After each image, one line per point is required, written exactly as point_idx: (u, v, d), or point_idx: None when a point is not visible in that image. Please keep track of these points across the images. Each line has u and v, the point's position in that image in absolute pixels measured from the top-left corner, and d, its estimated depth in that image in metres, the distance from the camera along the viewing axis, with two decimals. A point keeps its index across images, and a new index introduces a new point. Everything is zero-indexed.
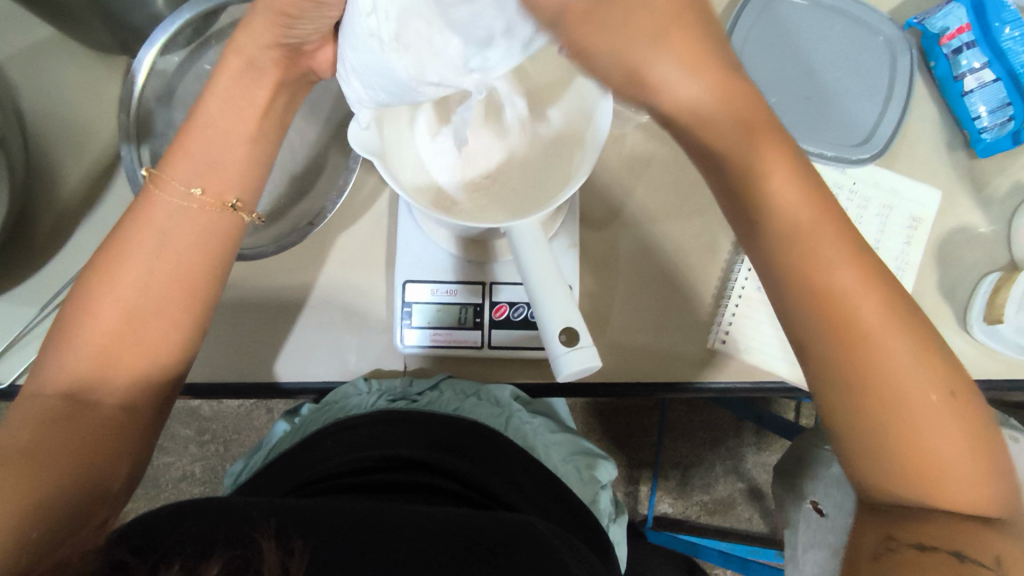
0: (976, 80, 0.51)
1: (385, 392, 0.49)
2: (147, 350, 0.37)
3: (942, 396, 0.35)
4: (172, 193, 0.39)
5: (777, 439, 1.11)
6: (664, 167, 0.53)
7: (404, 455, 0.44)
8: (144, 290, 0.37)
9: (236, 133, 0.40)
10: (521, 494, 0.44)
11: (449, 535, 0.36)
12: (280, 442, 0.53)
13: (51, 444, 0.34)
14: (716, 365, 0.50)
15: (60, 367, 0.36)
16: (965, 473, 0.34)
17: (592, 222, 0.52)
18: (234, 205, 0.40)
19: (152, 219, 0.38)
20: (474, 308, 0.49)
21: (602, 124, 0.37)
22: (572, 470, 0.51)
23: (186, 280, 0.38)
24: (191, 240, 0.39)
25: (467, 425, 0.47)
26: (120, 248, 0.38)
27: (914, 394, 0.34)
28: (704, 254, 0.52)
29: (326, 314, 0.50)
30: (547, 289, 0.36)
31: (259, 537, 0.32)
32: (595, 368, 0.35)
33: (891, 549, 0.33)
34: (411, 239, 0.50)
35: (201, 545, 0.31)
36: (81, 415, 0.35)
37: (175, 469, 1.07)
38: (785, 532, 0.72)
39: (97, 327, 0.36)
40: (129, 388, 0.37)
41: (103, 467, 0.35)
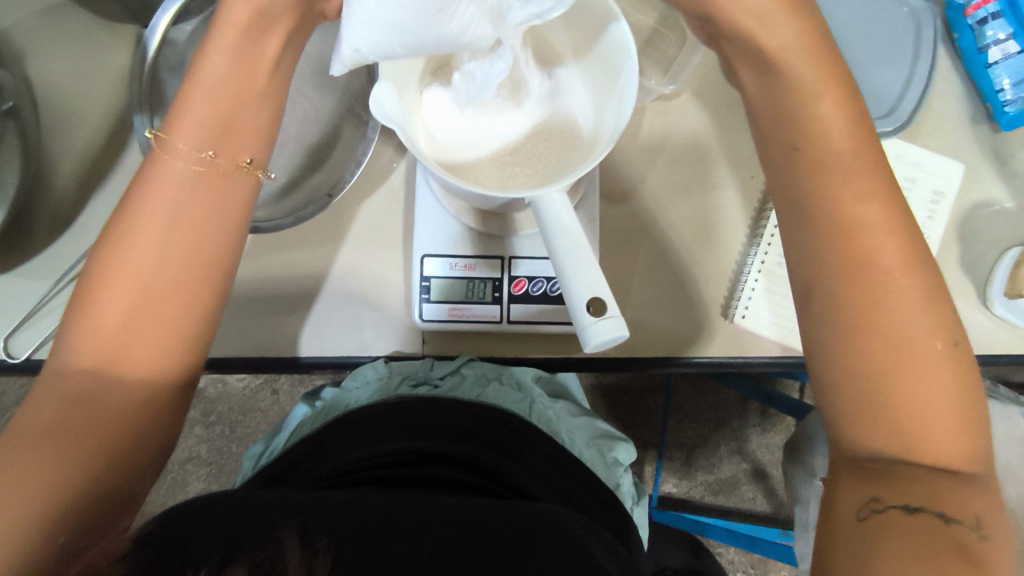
0: (1001, 51, 0.50)
1: (406, 375, 0.48)
2: (171, 325, 0.35)
3: (946, 345, 0.34)
4: (181, 157, 0.37)
5: (781, 420, 1.12)
6: (684, 140, 0.52)
7: (426, 447, 0.43)
8: (160, 261, 0.35)
9: (248, 91, 0.39)
10: (547, 485, 0.43)
11: (475, 532, 0.36)
12: (301, 425, 0.52)
13: (72, 425, 0.33)
14: (737, 340, 0.50)
15: (77, 348, 0.34)
16: (954, 424, 0.33)
17: (612, 196, 0.51)
18: (249, 164, 0.39)
19: (162, 186, 0.36)
20: (493, 283, 0.49)
21: (629, 93, 0.36)
22: (596, 455, 0.50)
23: (202, 252, 0.36)
24: (205, 206, 0.37)
25: (488, 414, 0.46)
26: (132, 219, 0.36)
27: (919, 340, 0.34)
28: (725, 230, 0.51)
29: (344, 288, 0.50)
30: (576, 260, 0.35)
31: (281, 539, 0.31)
32: (622, 338, 0.34)
33: (876, 512, 0.32)
34: (428, 212, 0.49)
35: (224, 551, 0.30)
36: (104, 394, 0.34)
37: (181, 450, 1.08)
38: (796, 509, 0.72)
39: (113, 301, 0.34)
40: (155, 361, 0.35)
41: (126, 452, 0.34)
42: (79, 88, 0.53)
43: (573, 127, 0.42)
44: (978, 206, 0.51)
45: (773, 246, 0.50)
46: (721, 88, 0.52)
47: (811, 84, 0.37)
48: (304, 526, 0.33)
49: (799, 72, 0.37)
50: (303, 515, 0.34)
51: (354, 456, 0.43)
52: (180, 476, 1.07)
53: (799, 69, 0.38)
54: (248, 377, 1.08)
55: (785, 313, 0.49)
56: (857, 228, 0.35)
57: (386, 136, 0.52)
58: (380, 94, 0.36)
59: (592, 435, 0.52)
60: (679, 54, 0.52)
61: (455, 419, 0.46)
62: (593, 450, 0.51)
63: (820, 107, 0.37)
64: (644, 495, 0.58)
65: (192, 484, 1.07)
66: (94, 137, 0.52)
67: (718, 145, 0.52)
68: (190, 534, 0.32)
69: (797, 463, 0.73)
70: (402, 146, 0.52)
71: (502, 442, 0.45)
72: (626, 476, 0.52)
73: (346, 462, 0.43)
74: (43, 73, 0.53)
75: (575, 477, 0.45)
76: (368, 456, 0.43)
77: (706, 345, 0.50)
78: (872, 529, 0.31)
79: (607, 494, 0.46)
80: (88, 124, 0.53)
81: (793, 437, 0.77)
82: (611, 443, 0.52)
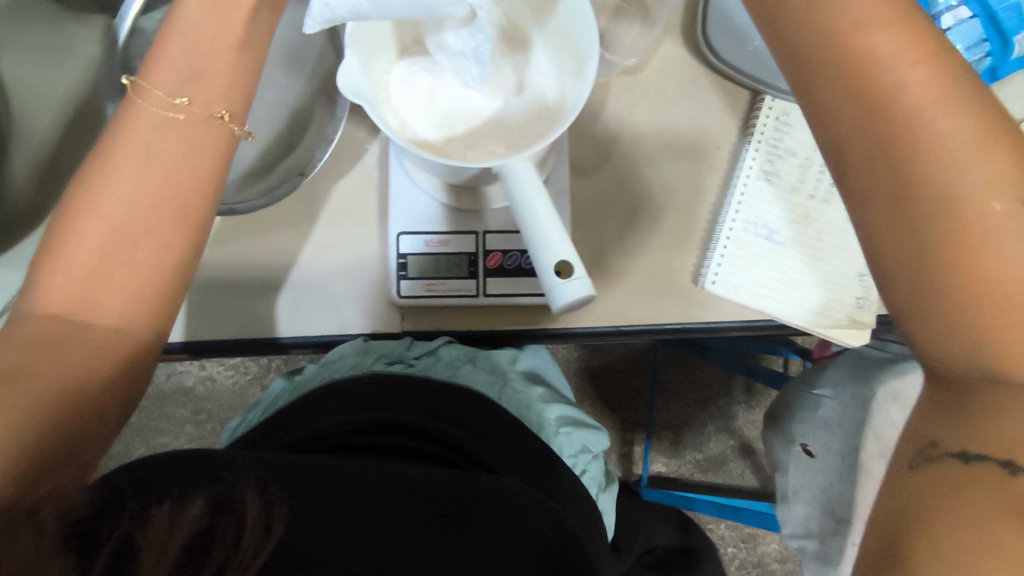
0: (954, 17, 0.52)
1: (382, 354, 0.50)
2: (144, 270, 0.36)
3: (1003, 205, 0.30)
4: (156, 105, 0.38)
5: (765, 395, 1.13)
6: (650, 112, 0.53)
7: (394, 420, 0.46)
8: (132, 206, 0.36)
9: (220, 39, 0.39)
10: (510, 461, 0.46)
11: (420, 496, 0.40)
12: (278, 398, 0.55)
13: (41, 362, 0.33)
14: (706, 305, 0.51)
15: (48, 288, 0.35)
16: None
17: (582, 169, 0.52)
18: (222, 116, 0.39)
19: (137, 132, 0.37)
20: (468, 258, 0.50)
21: (587, 72, 0.38)
22: (565, 443, 0.54)
23: (176, 195, 0.37)
24: (178, 154, 0.37)
25: (456, 393, 0.48)
26: (106, 161, 0.36)
27: (969, 201, 0.30)
28: (692, 200, 0.52)
29: (321, 269, 0.51)
30: (544, 224, 0.36)
31: (241, 483, 0.36)
32: (591, 297, 0.35)
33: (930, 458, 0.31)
34: (402, 190, 0.50)
35: (183, 481, 0.35)
36: (77, 336, 0.34)
37: (174, 450, 1.08)
38: (776, 474, 0.75)
39: (83, 244, 0.35)
40: (122, 309, 0.36)
41: (96, 398, 0.34)
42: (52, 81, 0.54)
43: (540, 104, 0.43)
44: None
45: (741, 212, 0.51)
46: (683, 62, 0.54)
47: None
48: (267, 475, 0.38)
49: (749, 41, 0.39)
50: (267, 466, 0.38)
51: (328, 423, 0.46)
52: None
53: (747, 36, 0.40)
54: (237, 374, 1.08)
55: (753, 278, 0.50)
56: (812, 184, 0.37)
57: (357, 118, 0.53)
58: (346, 69, 0.37)
59: (566, 423, 0.56)
60: (640, 32, 0.54)
61: (424, 396, 0.48)
62: (564, 437, 0.55)
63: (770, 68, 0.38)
64: (613, 485, 0.63)
65: None
66: (70, 129, 0.53)
67: (683, 117, 0.53)
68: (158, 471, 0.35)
69: (778, 430, 0.75)
70: (373, 128, 0.52)
71: (465, 416, 0.47)
72: (593, 463, 0.57)
73: (317, 429, 0.45)
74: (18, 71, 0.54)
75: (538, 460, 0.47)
76: (342, 423, 0.46)
77: (678, 312, 0.51)
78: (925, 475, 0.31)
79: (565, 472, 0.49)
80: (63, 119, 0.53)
81: (773, 406, 0.78)
82: (587, 433, 0.56)
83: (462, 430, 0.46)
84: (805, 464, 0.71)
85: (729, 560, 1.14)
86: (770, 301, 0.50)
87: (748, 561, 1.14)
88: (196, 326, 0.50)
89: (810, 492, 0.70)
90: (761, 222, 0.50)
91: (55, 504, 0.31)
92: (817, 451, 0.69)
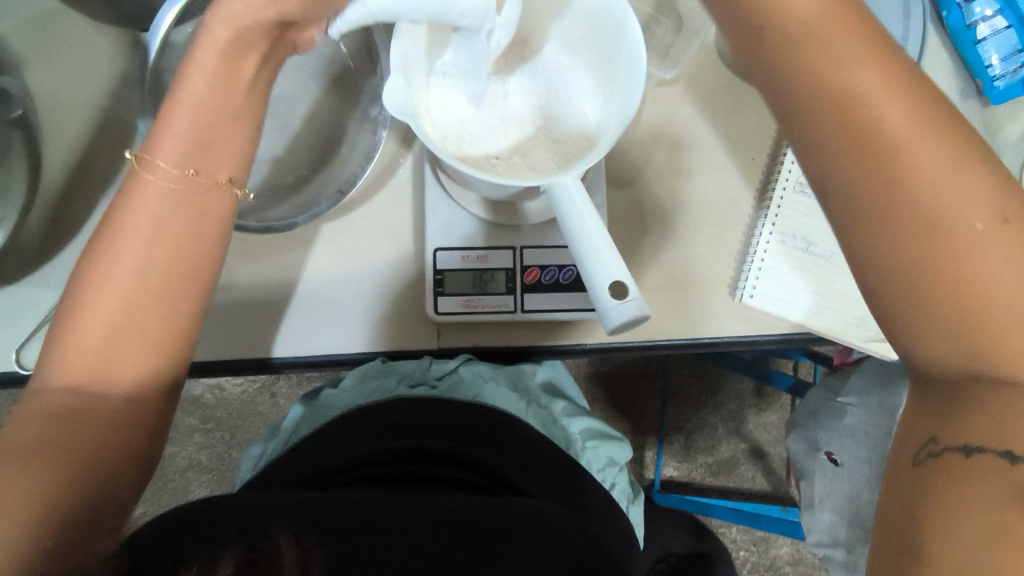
0: (989, 27, 0.52)
1: (403, 376, 0.51)
2: (156, 338, 0.36)
3: (987, 221, 0.31)
4: (159, 176, 0.36)
5: (776, 398, 1.13)
6: (686, 124, 0.53)
7: (417, 444, 0.48)
8: (144, 279, 0.35)
9: (233, 99, 0.38)
10: (540, 480, 0.47)
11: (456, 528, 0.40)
12: (299, 425, 0.54)
13: (57, 441, 0.33)
14: (743, 318, 0.51)
15: (63, 364, 0.34)
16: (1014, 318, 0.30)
17: (618, 182, 0.52)
18: (228, 183, 0.38)
19: (144, 205, 0.36)
20: (506, 273, 0.49)
21: (635, 92, 0.37)
22: (593, 455, 0.55)
23: (185, 264, 0.36)
24: (184, 226, 0.36)
25: (484, 413, 0.49)
26: (113, 236, 0.35)
27: (951, 216, 0.31)
28: (728, 211, 0.52)
29: (355, 286, 0.50)
30: (592, 248, 0.36)
31: (277, 542, 0.36)
32: (645, 318, 0.35)
33: (933, 454, 0.32)
34: (439, 206, 0.49)
35: (212, 548, 0.35)
36: (89, 411, 0.34)
37: (181, 459, 1.07)
38: (802, 484, 0.75)
39: (94, 320, 0.34)
40: (137, 381, 0.35)
41: (113, 464, 0.34)
42: (74, 93, 0.52)
43: (577, 120, 0.43)
44: None
45: (778, 227, 0.50)
46: (719, 72, 0.53)
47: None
48: (296, 525, 0.37)
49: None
50: (295, 514, 0.38)
51: (354, 452, 0.47)
52: (181, 484, 1.06)
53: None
54: (246, 382, 1.07)
55: (791, 290, 0.50)
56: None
57: (390, 131, 0.52)
58: (392, 85, 0.36)
59: (590, 436, 0.56)
60: (676, 40, 0.53)
61: (450, 416, 0.49)
62: (590, 451, 0.55)
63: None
64: (641, 496, 0.64)
65: (194, 492, 1.06)
66: (93, 142, 0.52)
67: (719, 128, 0.53)
68: (182, 537, 0.35)
69: (802, 437, 0.75)
70: (407, 141, 0.52)
71: (491, 438, 0.49)
72: (621, 475, 0.57)
73: (343, 460, 0.47)
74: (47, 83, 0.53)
75: (568, 471, 0.49)
76: (366, 454, 0.47)
77: (715, 325, 0.51)
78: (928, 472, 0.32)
79: (595, 487, 0.49)
80: (89, 132, 0.52)
81: (795, 413, 0.79)
82: (611, 445, 0.56)
83: (491, 455, 0.48)
84: (831, 472, 0.70)
85: (741, 564, 1.13)
86: (807, 314, 0.49)
87: (760, 564, 1.13)
88: (233, 343, 0.50)
89: (835, 500, 0.69)
90: (799, 235, 0.50)
91: None
92: (842, 460, 0.68)
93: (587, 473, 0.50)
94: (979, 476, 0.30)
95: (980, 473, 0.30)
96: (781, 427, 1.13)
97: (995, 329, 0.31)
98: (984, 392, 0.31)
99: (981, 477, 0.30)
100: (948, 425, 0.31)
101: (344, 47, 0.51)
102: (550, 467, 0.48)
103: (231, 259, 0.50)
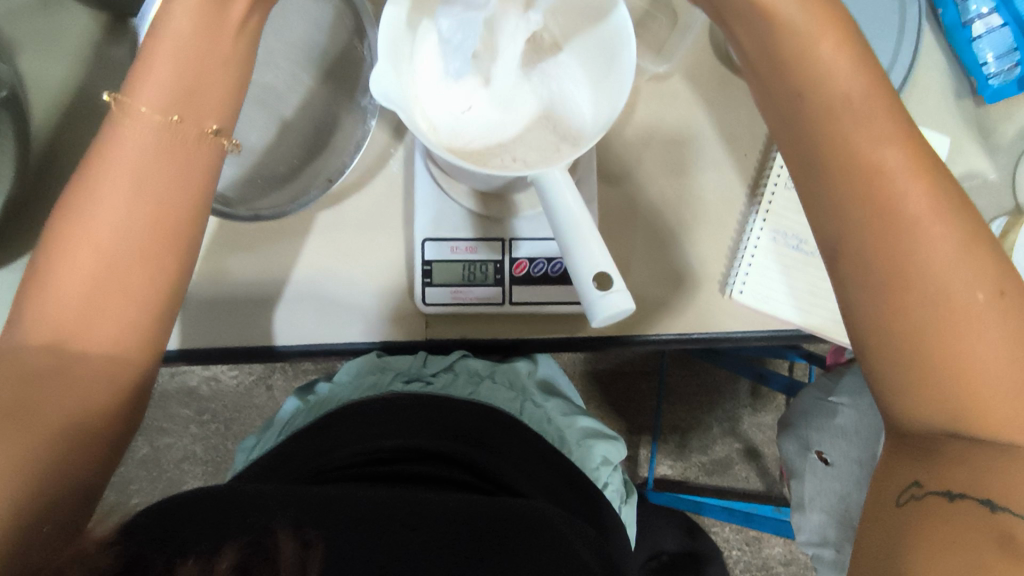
0: (984, 25, 0.52)
1: (399, 372, 0.53)
2: (139, 293, 0.36)
3: (988, 294, 0.34)
4: (141, 122, 0.35)
5: (771, 399, 1.13)
6: (680, 118, 0.53)
7: (414, 444, 0.48)
8: (126, 232, 0.35)
9: (213, 56, 0.37)
10: (537, 483, 0.48)
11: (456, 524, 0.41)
12: (293, 418, 0.56)
13: (35, 398, 0.33)
14: (733, 313, 0.51)
15: (42, 317, 0.34)
16: (1005, 382, 0.33)
17: (610, 176, 0.52)
18: (214, 132, 0.37)
19: (126, 152, 0.35)
20: (494, 266, 0.49)
21: (624, 83, 0.37)
22: (587, 455, 0.55)
23: (167, 217, 0.36)
24: (166, 177, 0.36)
25: (477, 411, 0.51)
26: (94, 184, 0.35)
27: (959, 293, 0.34)
28: (720, 207, 0.52)
29: (344, 275, 0.50)
30: (580, 233, 0.36)
31: (276, 529, 0.36)
32: (629, 311, 0.35)
33: (915, 497, 0.35)
34: (430, 197, 0.49)
35: (214, 538, 0.35)
36: (69, 367, 0.34)
37: (177, 450, 1.07)
38: (791, 481, 0.74)
39: (74, 271, 0.34)
40: (119, 338, 0.35)
41: (86, 433, 0.34)
42: (64, 76, 0.52)
43: (567, 109, 0.43)
44: (963, 178, 0.53)
45: (768, 222, 0.50)
46: (713, 68, 0.53)
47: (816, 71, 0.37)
48: (296, 517, 0.37)
49: (807, 65, 0.37)
50: (294, 507, 0.38)
51: (348, 450, 0.47)
52: (176, 475, 1.07)
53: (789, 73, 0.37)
54: (240, 374, 1.07)
55: (781, 287, 0.50)
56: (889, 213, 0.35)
57: (382, 121, 0.52)
58: (380, 73, 0.35)
59: (583, 434, 0.56)
60: (672, 33, 0.54)
61: (446, 414, 0.50)
62: (586, 448, 0.55)
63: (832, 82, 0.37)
64: (634, 495, 0.64)
65: (188, 483, 1.07)
66: (83, 125, 0.52)
67: (712, 124, 0.53)
68: (180, 526, 0.36)
69: (792, 436, 0.74)
70: (398, 131, 0.52)
71: (487, 438, 0.49)
72: (615, 474, 0.58)
73: (338, 457, 0.47)
74: (40, 70, 0.53)
75: (563, 472, 0.50)
76: (357, 455, 0.47)
77: (704, 321, 0.51)
78: (912, 513, 0.35)
79: (587, 484, 0.50)
80: (80, 116, 0.52)
81: (788, 412, 0.78)
82: (609, 445, 0.57)
83: (488, 456, 0.48)
84: (822, 472, 0.69)
85: (734, 563, 1.14)
86: (795, 313, 0.49)
87: (752, 564, 1.14)
88: (222, 331, 0.50)
89: (826, 500, 0.69)
90: (790, 233, 0.50)
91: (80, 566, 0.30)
92: (834, 459, 0.68)
93: (580, 473, 0.51)
94: (958, 519, 0.34)
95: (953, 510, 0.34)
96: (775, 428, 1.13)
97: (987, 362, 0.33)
98: (959, 435, 0.34)
99: (960, 518, 0.34)
100: (927, 470, 0.35)
101: (337, 36, 0.51)
102: (545, 466, 0.49)
103: (221, 247, 0.50)
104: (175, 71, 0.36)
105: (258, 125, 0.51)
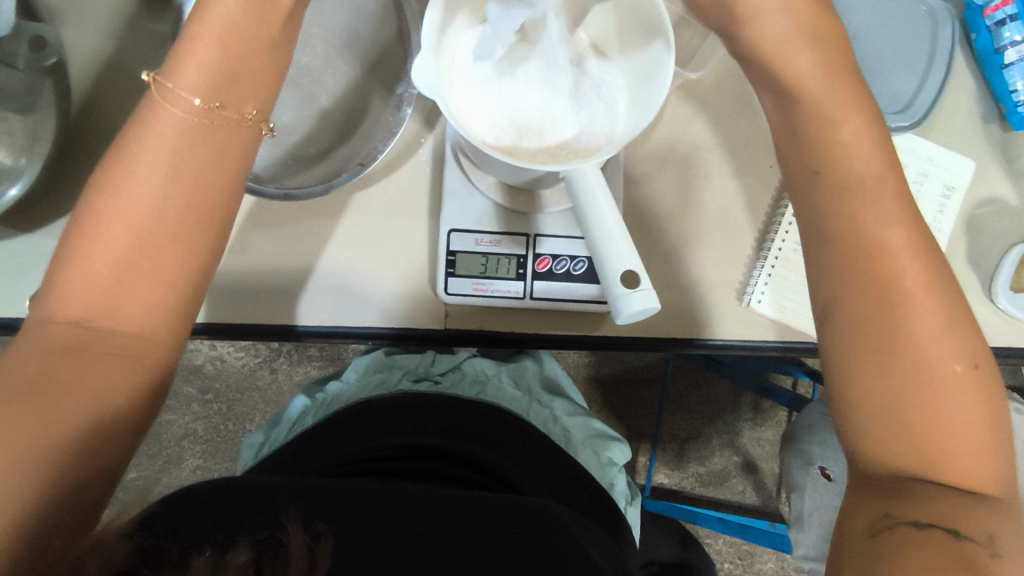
0: (1017, 53, 0.52)
1: (408, 372, 0.59)
2: (166, 274, 0.36)
3: (967, 367, 0.35)
4: (180, 105, 0.36)
5: (773, 415, 1.14)
6: (708, 125, 0.53)
7: (422, 442, 0.51)
8: (157, 214, 0.35)
9: (253, 37, 0.38)
10: (540, 482, 0.50)
11: (462, 518, 0.42)
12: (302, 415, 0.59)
13: (56, 376, 0.34)
14: (748, 322, 0.51)
15: (69, 296, 0.35)
16: (980, 445, 0.34)
17: (634, 178, 0.52)
18: (254, 117, 0.39)
19: (162, 136, 0.36)
20: (517, 260, 0.50)
21: (661, 84, 0.37)
22: (590, 454, 0.58)
23: (200, 202, 0.37)
24: (202, 159, 0.37)
25: (480, 410, 0.54)
26: (129, 164, 0.35)
27: (953, 361, 0.35)
28: (741, 219, 0.53)
29: (364, 262, 0.51)
30: (606, 236, 0.36)
31: (285, 519, 0.37)
32: (653, 310, 0.35)
33: (889, 527, 0.33)
34: (457, 188, 0.50)
35: (226, 531, 0.36)
36: (97, 344, 0.35)
37: (177, 427, 1.07)
38: (790, 495, 0.74)
39: (105, 251, 0.35)
40: (145, 319, 0.36)
41: (109, 408, 0.35)
42: (101, 45, 0.53)
43: (607, 92, 0.42)
44: (984, 202, 0.54)
45: (790, 233, 0.51)
46: (741, 82, 0.54)
47: (830, 94, 0.38)
48: (307, 511, 0.38)
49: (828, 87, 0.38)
50: (306, 501, 0.40)
51: (359, 448, 0.50)
52: (175, 452, 1.07)
53: (828, 89, 0.38)
54: (247, 356, 1.07)
55: (799, 298, 0.50)
56: (901, 238, 0.37)
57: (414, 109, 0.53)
58: (421, 62, 0.35)
59: (589, 433, 0.59)
60: (703, 43, 0.53)
61: (452, 416, 0.53)
62: (589, 448, 0.58)
63: (856, 106, 0.38)
64: (638, 497, 0.64)
65: (187, 461, 1.07)
66: (116, 96, 0.52)
67: (738, 132, 0.53)
68: (194, 520, 0.37)
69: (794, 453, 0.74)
70: (429, 122, 0.53)
71: (494, 439, 0.52)
72: (619, 476, 0.59)
73: (349, 453, 0.50)
74: (78, 38, 0.53)
75: (567, 472, 0.52)
76: (367, 450, 0.50)
77: (719, 328, 0.51)
78: (882, 541, 0.33)
79: (593, 486, 0.52)
80: (115, 88, 0.53)
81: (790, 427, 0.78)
82: (612, 444, 0.58)
83: (494, 456, 0.51)
84: (823, 488, 0.69)
85: None
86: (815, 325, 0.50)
87: None
88: (239, 310, 0.50)
89: (825, 516, 0.69)
90: None
91: (99, 557, 0.31)
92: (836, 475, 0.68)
93: (584, 473, 0.53)
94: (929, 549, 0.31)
95: (925, 540, 0.32)
96: (774, 443, 1.14)
97: (959, 407, 0.35)
98: (947, 465, 0.34)
99: (929, 547, 0.31)
100: (900, 502, 0.33)
101: (375, 25, 0.52)
102: (548, 466, 0.52)
103: (247, 225, 0.50)
104: (217, 61, 0.37)
105: (292, 106, 0.52)
